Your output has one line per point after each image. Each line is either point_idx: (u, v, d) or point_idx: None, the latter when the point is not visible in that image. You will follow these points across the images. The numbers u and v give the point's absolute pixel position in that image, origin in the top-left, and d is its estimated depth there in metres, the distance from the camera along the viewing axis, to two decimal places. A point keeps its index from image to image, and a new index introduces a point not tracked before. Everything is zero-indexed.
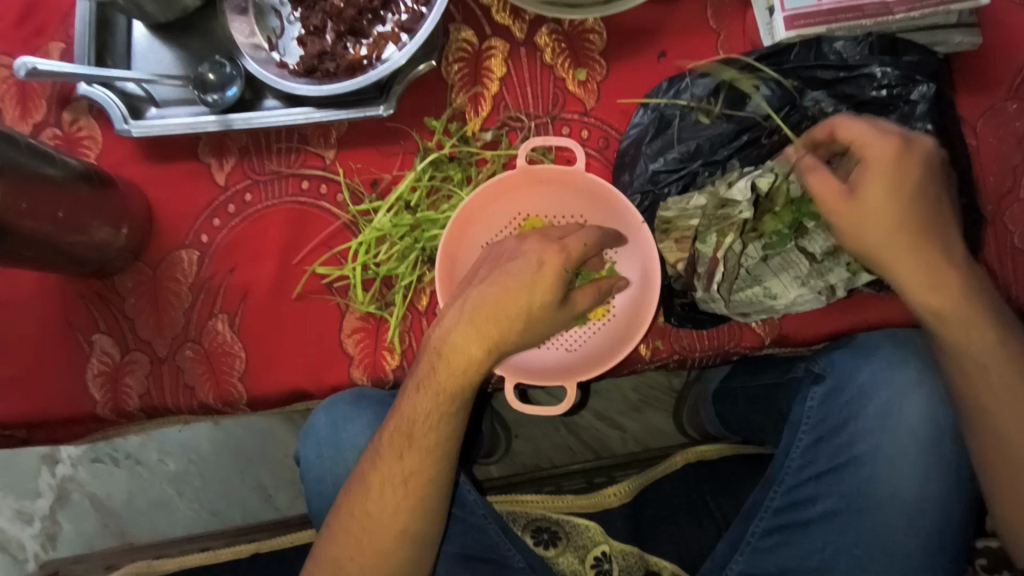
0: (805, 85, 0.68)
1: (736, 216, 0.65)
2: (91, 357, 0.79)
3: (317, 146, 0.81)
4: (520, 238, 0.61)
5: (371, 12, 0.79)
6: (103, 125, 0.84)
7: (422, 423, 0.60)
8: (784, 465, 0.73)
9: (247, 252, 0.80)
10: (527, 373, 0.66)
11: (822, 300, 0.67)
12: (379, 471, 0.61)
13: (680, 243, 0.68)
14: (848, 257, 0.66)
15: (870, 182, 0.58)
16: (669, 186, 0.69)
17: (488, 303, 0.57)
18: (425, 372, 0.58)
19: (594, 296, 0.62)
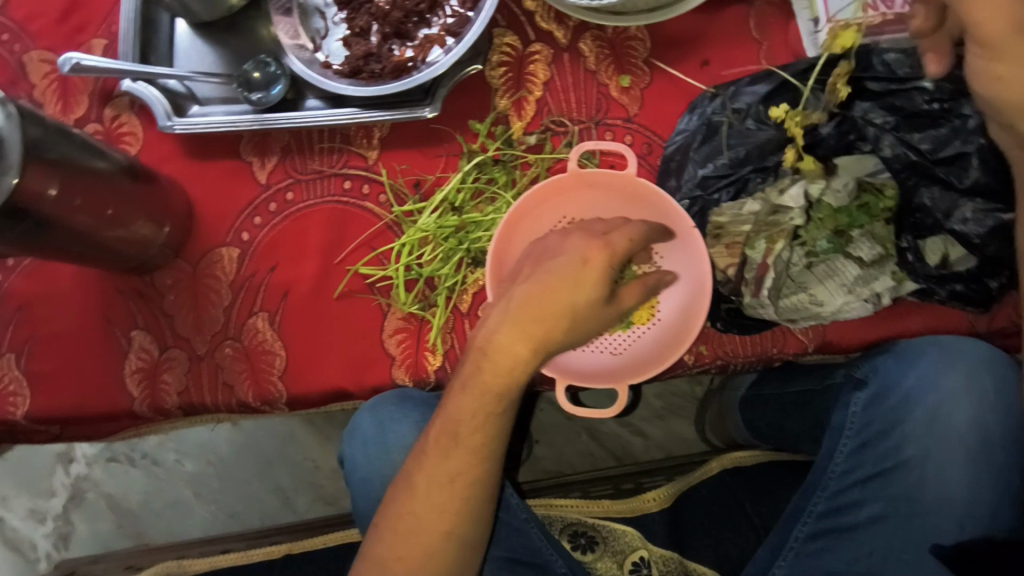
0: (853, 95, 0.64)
1: (787, 223, 0.66)
2: (129, 354, 0.79)
3: (360, 147, 0.81)
4: (563, 235, 0.62)
5: (418, 14, 0.79)
6: (144, 122, 0.84)
7: (468, 424, 0.60)
8: (826, 470, 0.74)
9: (289, 251, 0.80)
10: (579, 376, 0.67)
11: (868, 308, 0.68)
12: (424, 471, 0.61)
13: (731, 249, 0.68)
14: (893, 266, 0.67)
15: None
16: (719, 192, 0.67)
17: (530, 300, 0.56)
18: (471, 371, 0.58)
19: (641, 293, 0.62)
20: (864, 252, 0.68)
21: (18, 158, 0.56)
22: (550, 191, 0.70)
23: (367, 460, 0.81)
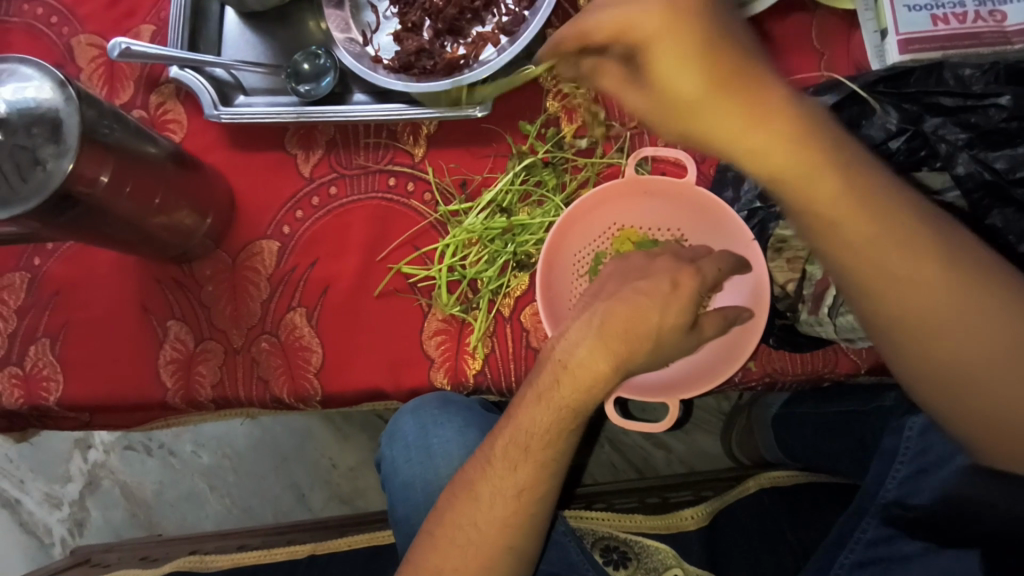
0: (925, 111, 0.65)
1: None
2: (164, 344, 0.78)
3: (406, 144, 0.80)
4: (649, 256, 0.62)
5: (472, 12, 0.78)
6: (189, 110, 0.83)
7: (539, 438, 0.59)
8: (879, 495, 0.70)
9: (330, 246, 0.79)
10: (635, 389, 0.65)
11: None
12: (490, 483, 0.60)
13: (792, 263, 0.67)
14: None
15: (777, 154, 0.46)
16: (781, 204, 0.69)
17: (619, 318, 0.56)
18: (548, 384, 0.57)
19: (721, 323, 0.61)
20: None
21: (74, 141, 0.55)
22: (605, 197, 0.69)
23: (404, 465, 0.81)
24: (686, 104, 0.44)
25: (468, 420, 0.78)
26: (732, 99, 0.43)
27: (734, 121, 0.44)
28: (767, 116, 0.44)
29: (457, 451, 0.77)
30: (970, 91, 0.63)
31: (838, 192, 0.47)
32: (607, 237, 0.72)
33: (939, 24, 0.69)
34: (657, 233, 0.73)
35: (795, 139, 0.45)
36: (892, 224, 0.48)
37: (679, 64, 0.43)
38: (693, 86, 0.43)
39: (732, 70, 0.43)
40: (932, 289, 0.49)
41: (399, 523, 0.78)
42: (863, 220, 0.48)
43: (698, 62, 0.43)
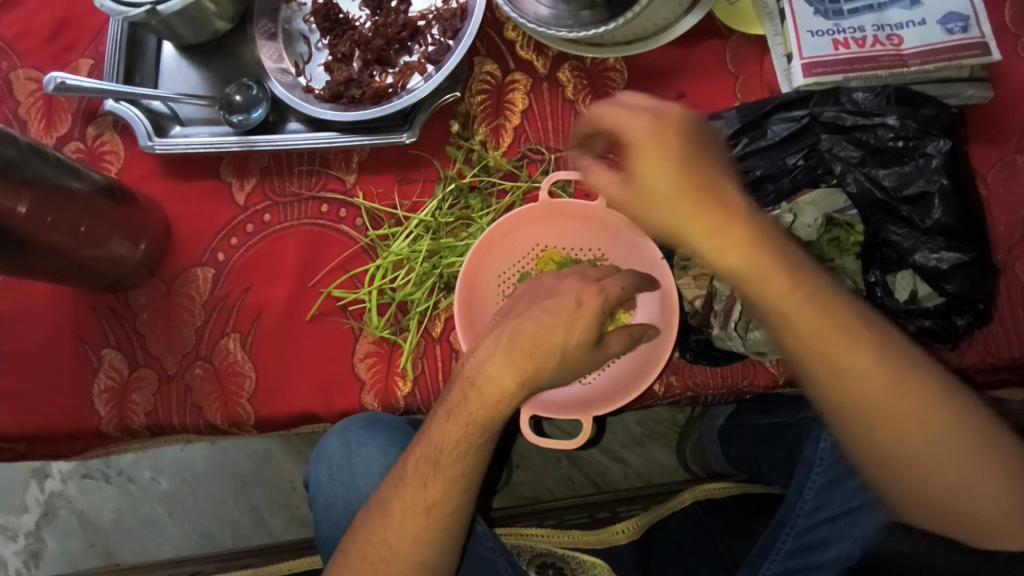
0: (822, 128, 0.71)
1: None
2: (99, 372, 0.79)
3: (338, 170, 0.82)
4: (558, 277, 0.63)
5: (399, 42, 0.81)
6: (126, 141, 0.84)
7: (450, 452, 0.61)
8: (796, 506, 0.72)
9: (265, 272, 0.80)
10: (550, 408, 0.67)
11: None
12: (401, 499, 0.62)
13: (698, 280, 0.71)
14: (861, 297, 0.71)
15: (734, 252, 0.51)
16: None
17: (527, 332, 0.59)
18: (457, 401, 0.59)
19: (626, 340, 0.62)
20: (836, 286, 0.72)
21: None
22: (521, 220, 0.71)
23: (330, 486, 0.80)
24: (648, 200, 0.53)
25: (393, 440, 0.78)
26: (668, 180, 0.51)
27: (681, 202, 0.51)
28: (699, 214, 0.51)
29: (378, 470, 0.77)
30: (862, 111, 0.70)
31: (783, 277, 0.51)
32: (531, 258, 0.75)
33: (840, 49, 0.72)
34: (579, 254, 0.75)
35: (710, 214, 0.51)
36: (821, 313, 0.51)
37: (655, 162, 0.52)
38: (664, 176, 0.52)
39: (703, 179, 0.52)
40: (880, 381, 0.52)
41: (323, 541, 0.80)
42: (789, 304, 0.51)
43: (675, 185, 0.51)
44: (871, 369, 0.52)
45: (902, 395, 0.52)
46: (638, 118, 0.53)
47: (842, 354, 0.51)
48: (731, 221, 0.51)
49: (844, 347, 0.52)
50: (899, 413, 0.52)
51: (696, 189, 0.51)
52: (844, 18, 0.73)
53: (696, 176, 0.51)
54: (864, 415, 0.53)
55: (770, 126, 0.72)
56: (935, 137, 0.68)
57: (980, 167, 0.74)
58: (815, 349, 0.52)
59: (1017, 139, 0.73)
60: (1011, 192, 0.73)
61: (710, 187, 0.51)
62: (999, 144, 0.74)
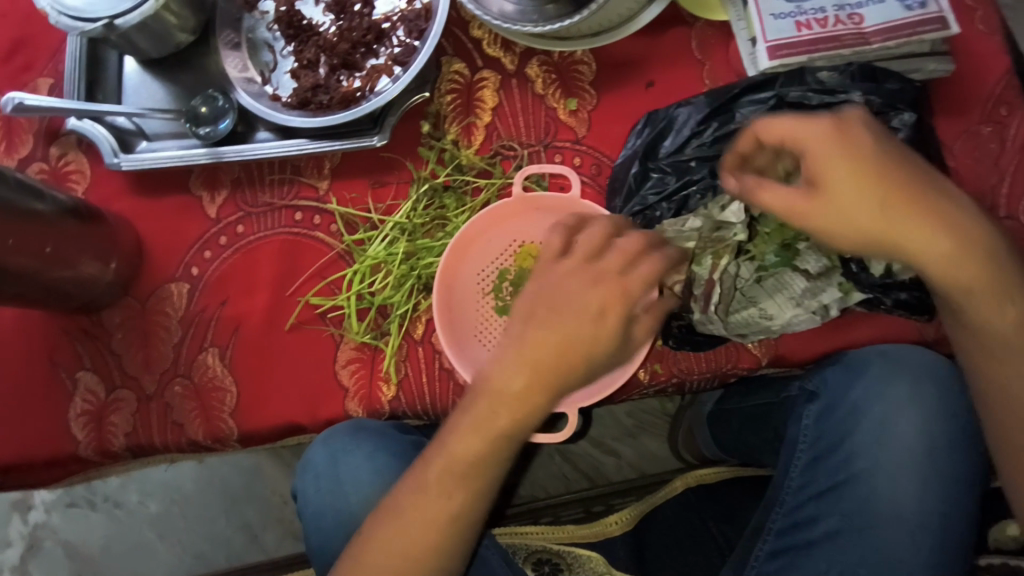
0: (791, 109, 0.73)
1: (730, 237, 0.69)
2: (75, 396, 0.77)
3: (310, 177, 0.81)
4: None
5: (365, 46, 0.80)
6: (91, 159, 0.83)
7: (463, 460, 0.62)
8: (784, 486, 0.72)
9: (241, 284, 0.79)
10: (524, 400, 0.69)
11: (817, 319, 0.68)
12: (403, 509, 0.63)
13: None
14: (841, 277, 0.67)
15: (833, 178, 0.57)
16: (663, 208, 0.73)
17: (554, 342, 0.61)
18: (483, 412, 0.62)
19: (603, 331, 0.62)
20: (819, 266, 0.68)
21: None
22: (497, 213, 0.75)
23: (318, 496, 0.79)
24: (840, 208, 0.57)
25: (379, 444, 0.77)
26: (869, 193, 0.56)
27: (874, 224, 0.57)
28: (888, 176, 0.57)
29: (368, 476, 0.76)
30: (828, 91, 0.72)
31: (879, 215, 0.57)
32: (509, 254, 0.77)
33: (802, 30, 0.72)
34: None
35: (913, 218, 0.57)
36: (877, 199, 0.57)
37: (849, 171, 0.57)
38: (832, 156, 0.57)
39: (890, 180, 0.57)
40: (953, 255, 0.57)
41: (317, 552, 0.78)
42: (920, 237, 0.57)
43: (857, 183, 0.57)
44: (950, 244, 0.57)
45: (984, 275, 0.57)
46: (819, 125, 0.58)
47: (914, 232, 0.56)
48: (843, 159, 0.57)
49: (916, 225, 0.57)
50: (998, 325, 0.59)
51: (885, 185, 0.57)
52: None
53: (879, 183, 0.56)
54: (945, 279, 0.58)
55: (742, 107, 0.74)
56: (901, 110, 0.71)
57: (946, 140, 0.75)
58: (917, 247, 0.57)
59: (981, 110, 0.74)
60: (979, 163, 0.74)
61: (819, 123, 0.58)
62: (963, 116, 0.75)
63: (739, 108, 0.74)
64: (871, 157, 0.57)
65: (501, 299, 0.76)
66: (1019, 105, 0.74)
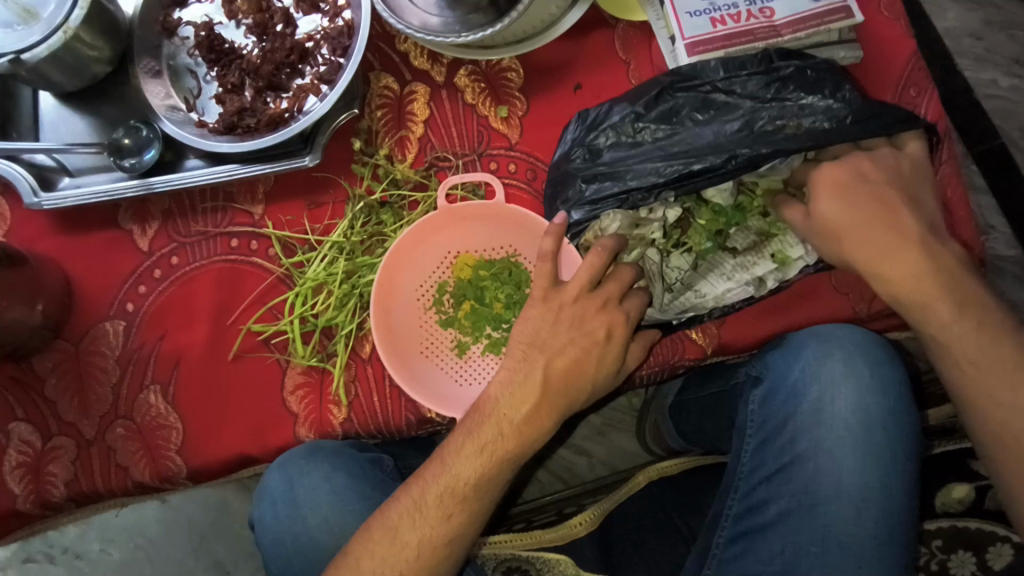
0: (725, 95, 0.69)
1: (649, 234, 0.71)
2: (9, 449, 0.73)
3: (243, 203, 0.79)
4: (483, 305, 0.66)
5: (289, 66, 0.79)
6: (10, 200, 0.79)
7: (433, 489, 0.63)
8: (737, 472, 0.74)
9: (179, 317, 0.77)
10: (443, 402, 0.72)
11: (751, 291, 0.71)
12: (379, 542, 0.62)
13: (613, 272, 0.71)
14: (769, 250, 0.71)
15: (828, 207, 0.64)
16: (609, 204, 0.67)
17: (530, 350, 0.67)
18: (485, 433, 0.64)
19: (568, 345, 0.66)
20: (738, 239, 0.72)
21: None
22: (427, 228, 0.74)
23: (274, 520, 0.77)
24: (840, 230, 0.64)
25: (337, 464, 0.75)
26: (867, 216, 0.63)
27: (855, 237, 0.63)
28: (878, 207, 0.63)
29: (324, 497, 0.74)
30: (756, 75, 0.69)
31: (869, 231, 0.63)
32: (447, 264, 0.79)
33: (717, 26, 0.75)
34: (493, 253, 0.79)
35: (906, 250, 0.62)
36: (881, 228, 0.63)
37: (840, 202, 0.64)
38: (842, 193, 0.64)
39: (889, 214, 0.63)
40: (927, 282, 0.61)
41: None
42: (899, 250, 0.62)
43: (859, 206, 0.63)
44: (923, 268, 0.61)
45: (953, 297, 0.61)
46: (823, 164, 0.65)
47: (888, 249, 0.62)
48: (844, 195, 0.64)
49: (888, 247, 0.62)
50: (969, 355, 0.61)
51: (879, 222, 0.63)
52: None
53: (869, 211, 0.63)
54: (915, 299, 0.62)
55: (678, 98, 0.70)
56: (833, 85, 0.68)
57: None
58: (890, 265, 0.62)
59: (892, 93, 0.78)
60: None
61: (838, 171, 0.65)
62: (876, 99, 0.78)
63: (674, 98, 0.70)
64: (874, 188, 0.64)
65: (443, 311, 0.78)
66: (926, 87, 0.77)
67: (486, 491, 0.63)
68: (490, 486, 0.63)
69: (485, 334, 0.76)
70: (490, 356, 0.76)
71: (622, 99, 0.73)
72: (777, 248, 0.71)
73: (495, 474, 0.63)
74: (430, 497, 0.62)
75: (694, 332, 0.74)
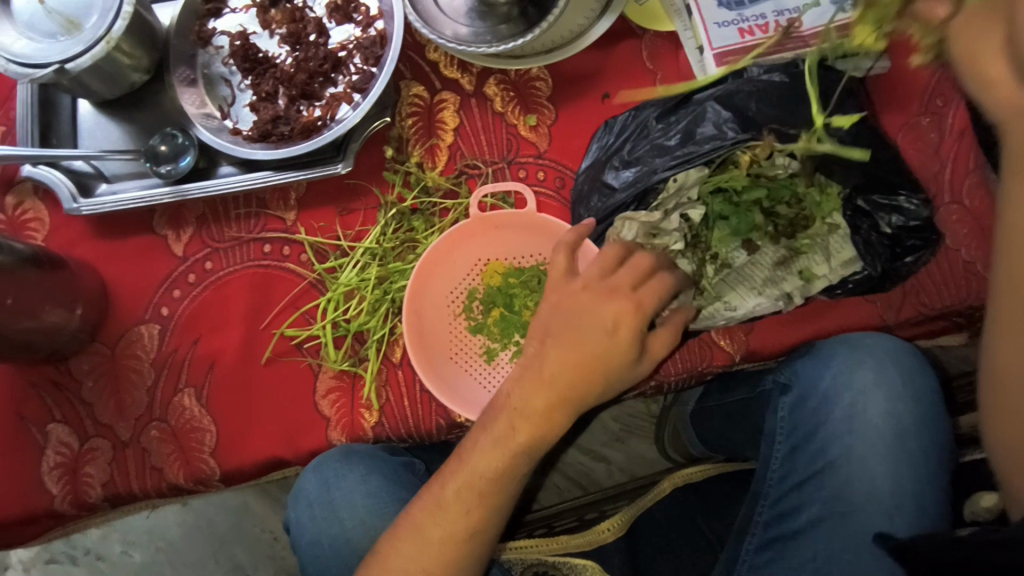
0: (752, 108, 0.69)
1: (668, 244, 0.71)
2: (46, 450, 0.75)
3: (277, 209, 0.80)
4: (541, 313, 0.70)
5: (322, 75, 0.81)
6: (49, 205, 0.81)
7: (464, 488, 0.63)
8: (766, 478, 0.75)
9: (213, 321, 0.78)
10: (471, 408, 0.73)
11: (779, 306, 0.71)
12: (412, 541, 0.63)
13: None
14: (797, 266, 0.71)
15: None
16: (626, 195, 0.71)
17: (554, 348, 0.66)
18: (517, 433, 0.63)
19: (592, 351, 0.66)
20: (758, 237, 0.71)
21: None
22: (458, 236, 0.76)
23: (307, 520, 0.78)
24: None
25: (372, 467, 0.76)
26: None
27: None
28: None
29: (363, 500, 0.75)
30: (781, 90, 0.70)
31: None
32: (476, 272, 0.79)
33: (745, 36, 0.77)
34: (521, 261, 0.80)
35: None
36: None
37: None
38: None
39: None
40: None
41: None
42: None
43: None
44: None
45: None
46: None
47: None
48: None
49: None
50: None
51: None
52: (745, 7, 0.77)
53: None
54: None
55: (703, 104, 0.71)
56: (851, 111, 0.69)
57: (890, 131, 0.78)
58: None
59: (918, 102, 0.78)
60: (920, 151, 0.77)
61: None
62: (902, 109, 0.78)
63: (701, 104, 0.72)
64: None
65: (473, 318, 0.79)
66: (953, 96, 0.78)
67: (504, 487, 0.64)
68: (508, 480, 0.64)
69: (513, 342, 0.77)
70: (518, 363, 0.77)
71: (651, 104, 0.75)
72: (803, 266, 0.71)
73: (513, 470, 0.64)
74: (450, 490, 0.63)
75: (722, 339, 0.75)
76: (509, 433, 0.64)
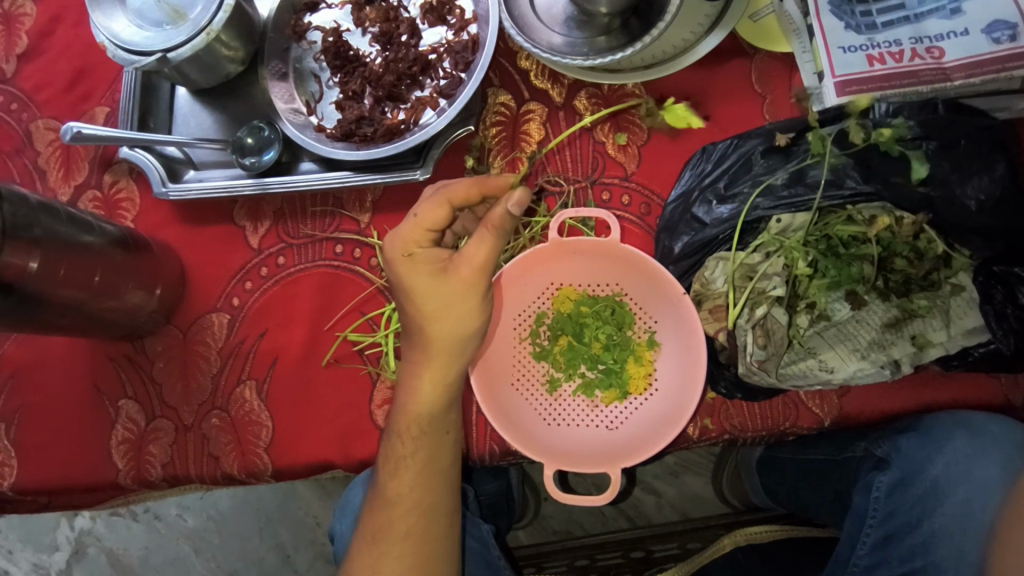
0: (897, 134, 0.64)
1: (770, 290, 0.65)
2: (117, 424, 0.77)
3: (351, 210, 0.80)
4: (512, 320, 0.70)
5: (410, 77, 0.79)
6: (141, 187, 0.84)
7: None
8: (850, 563, 0.71)
9: (280, 317, 0.79)
10: (532, 444, 0.69)
11: (885, 374, 0.64)
12: None
13: (714, 314, 0.68)
14: (911, 331, 0.64)
15: None
16: (721, 232, 0.68)
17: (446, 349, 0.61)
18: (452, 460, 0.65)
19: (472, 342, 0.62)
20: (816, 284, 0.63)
21: None
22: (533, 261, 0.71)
23: (349, 539, 0.81)
24: None
25: None
26: None
27: None
28: None
29: None
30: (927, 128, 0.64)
31: None
32: (547, 296, 0.76)
33: (874, 65, 0.68)
34: (596, 289, 0.76)
35: None
36: None
37: None
38: None
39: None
40: None
41: None
42: None
43: None
44: None
45: None
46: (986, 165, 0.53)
47: None
48: None
49: None
50: None
51: None
52: (877, 31, 0.69)
53: None
54: None
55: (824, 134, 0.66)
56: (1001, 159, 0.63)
57: None
58: None
59: None
60: None
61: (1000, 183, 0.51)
62: None
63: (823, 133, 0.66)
64: None
65: (539, 344, 0.75)
66: None
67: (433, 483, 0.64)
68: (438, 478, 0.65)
69: (578, 374, 0.73)
70: (582, 397, 0.74)
71: (766, 129, 0.69)
72: (918, 331, 0.64)
73: (413, 462, 0.64)
74: (392, 485, 0.64)
75: (812, 399, 0.68)
76: (407, 413, 0.63)
